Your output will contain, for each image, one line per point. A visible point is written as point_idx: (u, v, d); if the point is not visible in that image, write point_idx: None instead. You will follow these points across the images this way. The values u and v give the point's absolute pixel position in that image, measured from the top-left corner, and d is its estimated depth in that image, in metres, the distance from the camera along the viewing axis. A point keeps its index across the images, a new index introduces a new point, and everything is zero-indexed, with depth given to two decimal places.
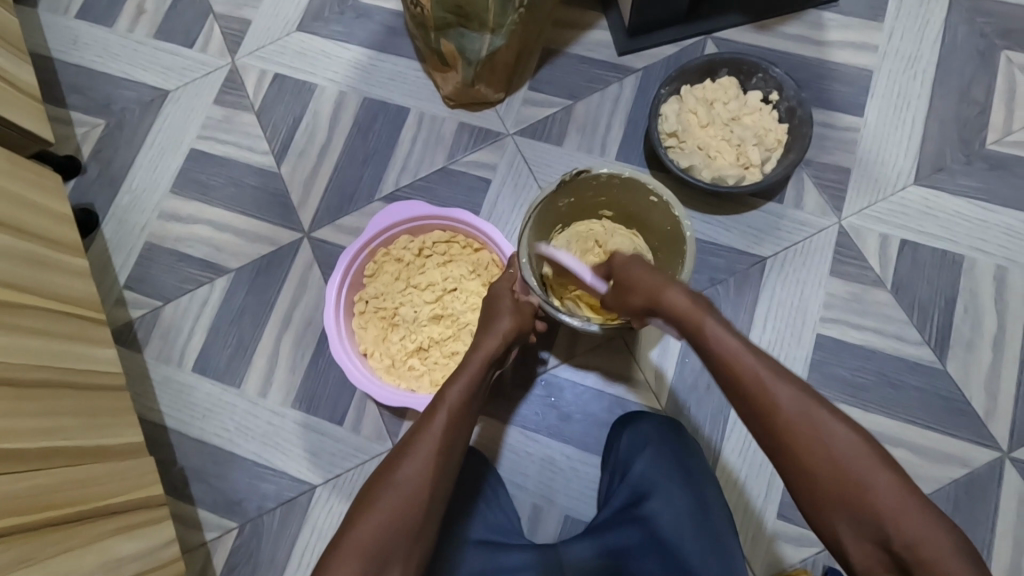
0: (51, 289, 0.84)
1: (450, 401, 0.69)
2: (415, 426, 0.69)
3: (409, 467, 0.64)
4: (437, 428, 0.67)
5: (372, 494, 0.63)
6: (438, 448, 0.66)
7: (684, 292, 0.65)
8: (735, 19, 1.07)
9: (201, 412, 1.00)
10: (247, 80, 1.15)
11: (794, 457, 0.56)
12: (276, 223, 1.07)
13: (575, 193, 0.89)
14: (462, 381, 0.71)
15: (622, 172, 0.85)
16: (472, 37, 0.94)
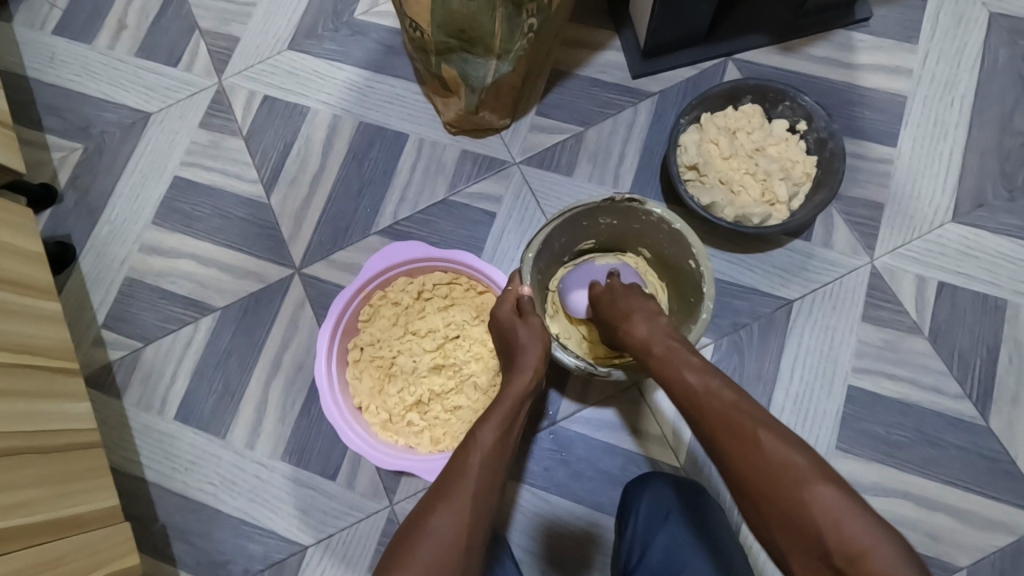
0: (23, 342, 0.76)
1: (485, 438, 0.63)
2: (449, 467, 0.62)
3: (445, 513, 0.56)
4: (474, 471, 0.60)
5: (408, 545, 0.55)
6: (474, 497, 0.58)
7: (645, 323, 0.70)
8: (758, 40, 0.99)
9: (183, 463, 0.93)
10: (235, 102, 1.07)
11: (773, 507, 0.53)
12: (265, 258, 1.00)
13: (624, 219, 0.84)
14: (496, 419, 0.65)
15: (673, 222, 0.79)
16: (475, 63, 0.87)
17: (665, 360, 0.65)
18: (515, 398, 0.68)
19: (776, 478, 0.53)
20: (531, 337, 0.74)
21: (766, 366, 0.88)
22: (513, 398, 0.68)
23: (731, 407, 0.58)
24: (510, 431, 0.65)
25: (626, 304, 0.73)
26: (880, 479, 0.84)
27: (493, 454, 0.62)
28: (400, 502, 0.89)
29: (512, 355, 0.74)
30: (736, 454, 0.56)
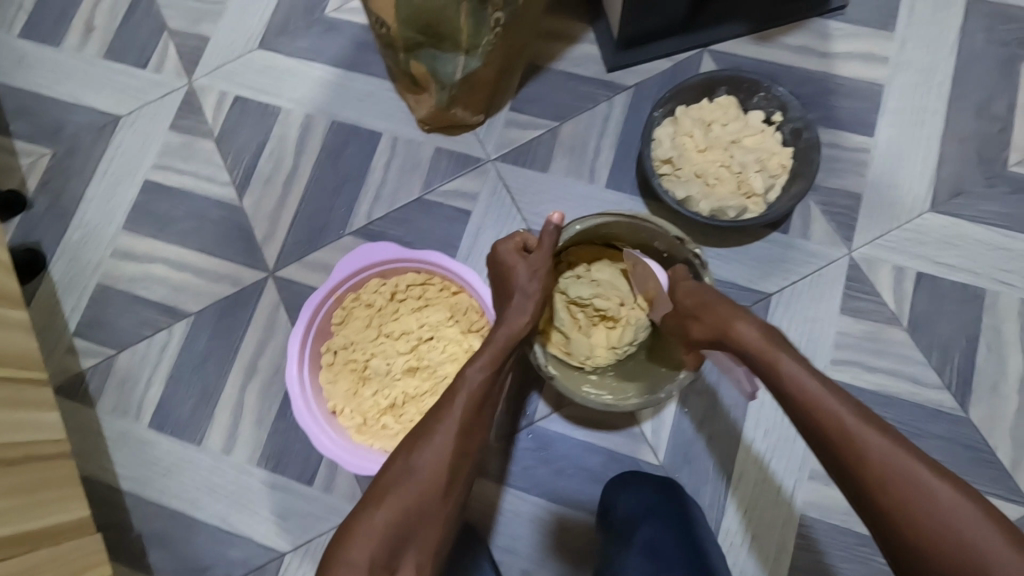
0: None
1: (473, 381, 0.67)
2: (437, 407, 0.67)
3: (428, 452, 0.63)
4: (458, 409, 0.65)
5: (390, 483, 0.62)
6: (457, 435, 0.64)
7: (754, 326, 0.65)
8: (734, 30, 0.98)
9: (159, 471, 0.92)
10: (206, 103, 1.06)
11: (908, 529, 0.53)
12: (239, 261, 0.99)
13: (672, 252, 0.81)
14: (483, 360, 0.69)
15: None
16: (444, 59, 0.85)
17: (808, 402, 0.59)
18: (505, 340, 0.70)
19: (900, 483, 0.53)
20: (528, 273, 0.74)
21: None
22: (507, 337, 0.71)
23: (890, 445, 0.55)
24: (498, 372, 0.69)
25: (740, 325, 0.66)
26: None
27: (477, 396, 0.66)
28: None
29: (514, 282, 0.74)
30: (893, 502, 0.53)
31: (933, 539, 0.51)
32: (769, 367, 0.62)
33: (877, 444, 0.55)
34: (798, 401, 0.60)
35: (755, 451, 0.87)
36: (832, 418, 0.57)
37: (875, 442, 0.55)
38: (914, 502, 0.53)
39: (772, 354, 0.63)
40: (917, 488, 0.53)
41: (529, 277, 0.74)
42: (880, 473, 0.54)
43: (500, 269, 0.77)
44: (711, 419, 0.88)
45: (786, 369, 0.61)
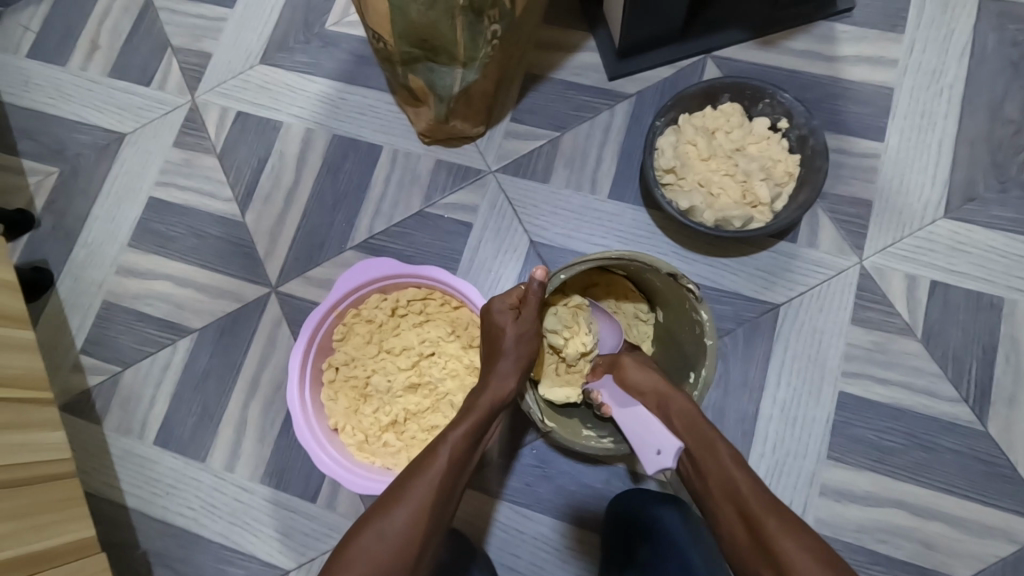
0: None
1: (451, 447, 0.65)
2: (411, 473, 0.64)
3: (395, 519, 0.60)
4: (435, 472, 0.63)
5: (353, 552, 0.59)
6: (431, 502, 0.62)
7: (687, 398, 0.69)
8: (736, 36, 0.97)
9: (163, 488, 0.92)
10: (208, 120, 1.07)
11: None
12: (241, 277, 0.99)
13: (673, 290, 0.77)
14: (465, 425, 0.67)
15: (709, 338, 0.73)
16: (442, 72, 0.84)
17: (720, 477, 0.62)
18: (487, 406, 0.69)
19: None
20: (515, 334, 0.72)
21: (752, 372, 0.85)
22: (490, 401, 0.69)
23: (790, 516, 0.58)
24: (477, 439, 0.67)
25: (677, 399, 0.68)
26: (875, 488, 0.81)
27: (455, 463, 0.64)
28: None
29: (502, 343, 0.72)
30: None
31: None
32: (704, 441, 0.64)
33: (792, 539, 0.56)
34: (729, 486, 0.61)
35: (761, 467, 0.83)
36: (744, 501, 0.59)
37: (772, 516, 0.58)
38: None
39: (704, 431, 0.64)
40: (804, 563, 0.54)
41: (518, 334, 0.71)
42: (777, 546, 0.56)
43: (490, 327, 0.74)
44: (718, 428, 0.84)
45: (709, 440, 0.64)
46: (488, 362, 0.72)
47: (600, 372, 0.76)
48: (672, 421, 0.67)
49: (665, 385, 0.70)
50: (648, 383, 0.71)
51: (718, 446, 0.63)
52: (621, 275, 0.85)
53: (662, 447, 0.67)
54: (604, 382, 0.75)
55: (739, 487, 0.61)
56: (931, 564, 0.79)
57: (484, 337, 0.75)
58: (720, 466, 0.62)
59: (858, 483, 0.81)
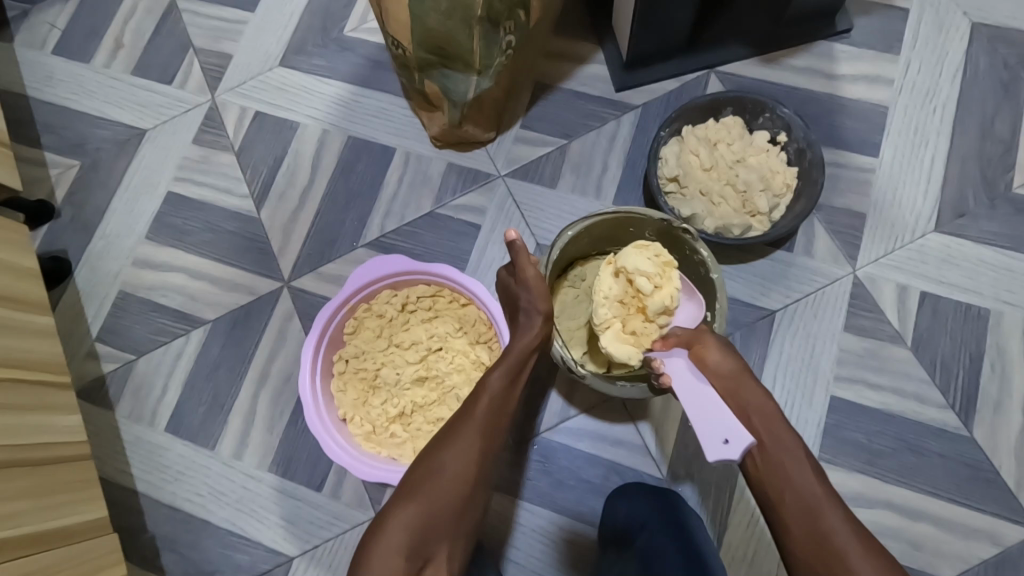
0: (13, 353, 0.78)
1: (494, 384, 0.70)
2: (461, 413, 0.69)
3: (455, 453, 0.65)
4: (481, 408, 0.68)
5: (413, 485, 0.64)
6: (482, 432, 0.67)
7: (766, 393, 0.67)
8: (738, 52, 1.01)
9: (172, 474, 0.94)
10: (228, 119, 1.10)
11: None
12: (254, 271, 1.02)
13: (670, 241, 0.81)
14: (505, 364, 0.72)
15: (715, 270, 0.77)
16: (456, 78, 0.88)
17: (799, 490, 0.61)
18: (523, 346, 0.73)
19: None
20: (531, 286, 0.75)
21: None
22: (524, 345, 0.73)
23: (863, 534, 0.58)
24: (518, 376, 0.72)
25: (756, 398, 0.66)
26: (865, 489, 0.84)
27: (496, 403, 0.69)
28: None
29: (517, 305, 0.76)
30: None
31: None
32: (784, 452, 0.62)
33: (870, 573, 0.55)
34: (806, 504, 0.60)
35: None
36: (827, 524, 0.58)
37: (845, 533, 0.58)
38: None
39: (783, 437, 0.63)
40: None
41: (525, 290, 0.75)
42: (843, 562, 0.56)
43: (508, 290, 0.79)
44: None
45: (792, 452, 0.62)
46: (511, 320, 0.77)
47: (671, 344, 0.71)
48: (750, 419, 0.65)
49: (746, 372, 0.67)
50: (724, 370, 0.67)
51: (800, 454, 0.62)
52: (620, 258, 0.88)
53: (728, 435, 0.64)
54: (674, 355, 0.70)
55: (823, 508, 0.59)
56: (919, 564, 0.82)
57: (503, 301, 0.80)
58: (800, 470, 0.61)
59: (849, 484, 0.84)
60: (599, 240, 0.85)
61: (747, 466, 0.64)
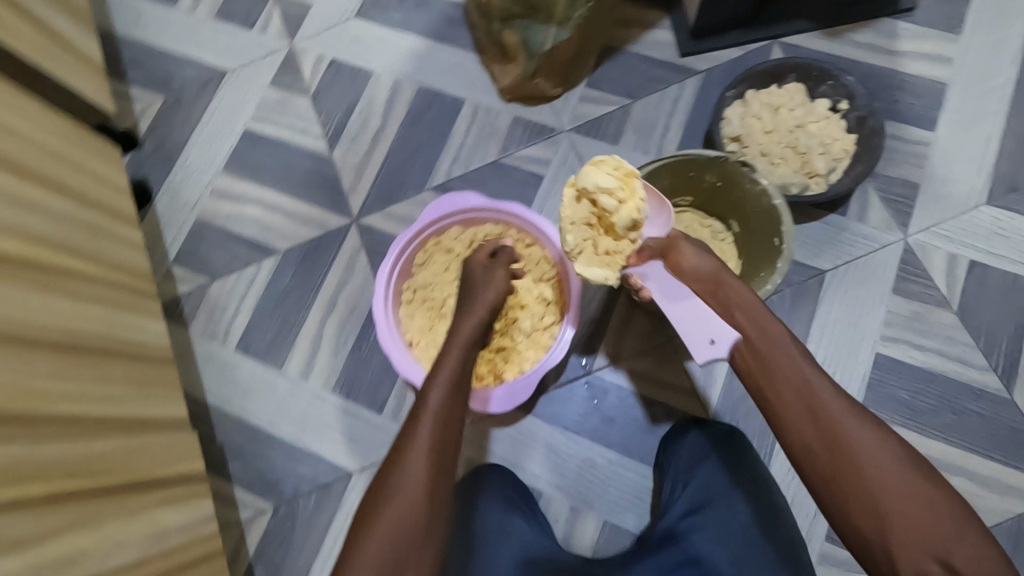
0: (95, 253, 0.83)
1: (438, 397, 0.67)
2: (403, 429, 0.65)
3: (411, 467, 0.61)
4: (428, 422, 0.64)
5: (374, 508, 0.59)
6: (435, 447, 0.63)
7: (750, 288, 0.69)
8: (802, 25, 1.04)
9: (242, 390, 1.00)
10: (304, 64, 1.15)
11: (847, 485, 0.56)
12: (325, 207, 1.07)
13: (728, 182, 0.80)
14: (442, 387, 0.69)
15: (776, 198, 0.75)
16: (537, 30, 0.93)
17: (784, 368, 0.62)
18: (458, 358, 0.73)
19: (885, 479, 0.55)
20: (491, 283, 0.81)
21: (797, 330, 0.92)
22: (455, 367, 0.72)
23: (864, 415, 0.59)
24: (458, 390, 0.69)
25: (737, 290, 0.68)
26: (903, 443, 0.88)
27: (437, 438, 0.63)
28: None
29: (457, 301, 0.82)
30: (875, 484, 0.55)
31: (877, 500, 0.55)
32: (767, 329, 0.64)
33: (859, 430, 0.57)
34: (788, 378, 0.61)
35: None
36: (812, 394, 0.60)
37: (838, 409, 0.59)
38: (882, 487, 0.55)
39: (768, 324, 0.65)
40: (880, 461, 0.56)
41: (480, 289, 0.81)
42: (849, 444, 0.56)
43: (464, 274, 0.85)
44: None
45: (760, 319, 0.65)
46: (470, 292, 0.82)
47: (644, 258, 0.72)
48: (734, 313, 0.66)
49: (724, 270, 0.69)
50: (702, 267, 0.70)
51: (786, 342, 0.63)
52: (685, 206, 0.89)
53: (715, 336, 0.67)
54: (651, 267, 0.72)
55: (807, 380, 0.61)
56: None
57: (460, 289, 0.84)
58: (789, 360, 0.62)
59: None
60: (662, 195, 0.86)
61: (738, 363, 0.65)
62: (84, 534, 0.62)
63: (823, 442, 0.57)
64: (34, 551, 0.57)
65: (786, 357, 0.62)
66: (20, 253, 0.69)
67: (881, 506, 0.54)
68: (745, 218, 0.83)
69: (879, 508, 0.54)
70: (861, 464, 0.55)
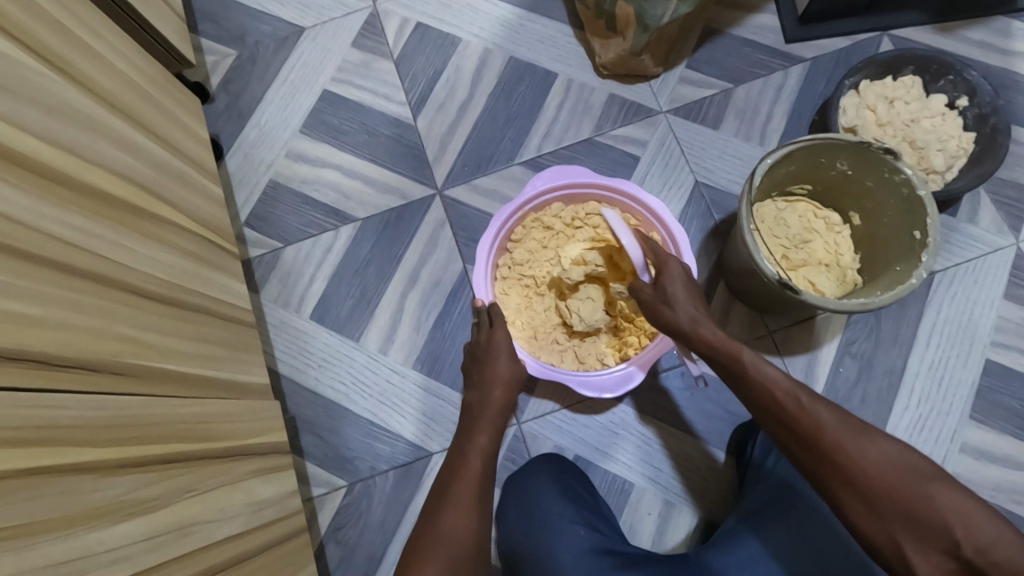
0: (188, 206, 0.78)
1: (477, 458, 0.75)
2: (451, 470, 0.74)
3: (450, 528, 0.67)
4: (469, 490, 0.71)
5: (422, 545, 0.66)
6: (471, 513, 0.69)
7: (716, 329, 0.72)
8: (914, 18, 1.01)
9: (317, 361, 0.96)
10: (388, 27, 1.09)
11: (876, 505, 0.58)
12: (409, 176, 1.02)
13: (860, 170, 0.79)
14: (481, 444, 0.76)
15: (920, 188, 0.73)
16: (656, 2, 0.87)
17: (767, 396, 0.66)
18: (491, 429, 0.78)
19: (905, 491, 0.58)
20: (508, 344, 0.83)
21: (903, 331, 0.90)
22: (486, 435, 0.77)
23: (844, 422, 0.62)
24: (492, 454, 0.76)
25: (707, 329, 0.72)
26: (1014, 452, 0.86)
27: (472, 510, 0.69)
28: (527, 421, 0.90)
29: (473, 373, 0.84)
30: (879, 492, 0.58)
31: (896, 505, 0.57)
32: (732, 359, 0.69)
33: (865, 447, 0.60)
34: (790, 412, 0.64)
35: (906, 419, 0.87)
36: (813, 420, 0.63)
37: (835, 425, 0.62)
38: (901, 494, 0.58)
39: (733, 349, 0.70)
40: (871, 461, 0.60)
41: (492, 360, 0.82)
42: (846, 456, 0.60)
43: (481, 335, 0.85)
44: (865, 378, 0.89)
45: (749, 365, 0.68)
46: (484, 366, 0.83)
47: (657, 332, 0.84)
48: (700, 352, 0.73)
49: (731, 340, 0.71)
50: (684, 308, 0.74)
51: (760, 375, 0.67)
52: (803, 194, 0.87)
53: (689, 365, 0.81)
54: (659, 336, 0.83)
55: (801, 408, 0.64)
56: None
57: (473, 348, 0.86)
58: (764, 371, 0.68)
59: (999, 445, 0.86)
60: (783, 182, 0.84)
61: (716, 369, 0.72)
62: (194, 503, 0.57)
63: (838, 472, 0.60)
64: (159, 513, 0.53)
65: (751, 378, 0.68)
66: (128, 197, 0.63)
67: (911, 509, 0.57)
68: (872, 208, 0.82)
69: (894, 511, 0.57)
70: (865, 476, 0.59)
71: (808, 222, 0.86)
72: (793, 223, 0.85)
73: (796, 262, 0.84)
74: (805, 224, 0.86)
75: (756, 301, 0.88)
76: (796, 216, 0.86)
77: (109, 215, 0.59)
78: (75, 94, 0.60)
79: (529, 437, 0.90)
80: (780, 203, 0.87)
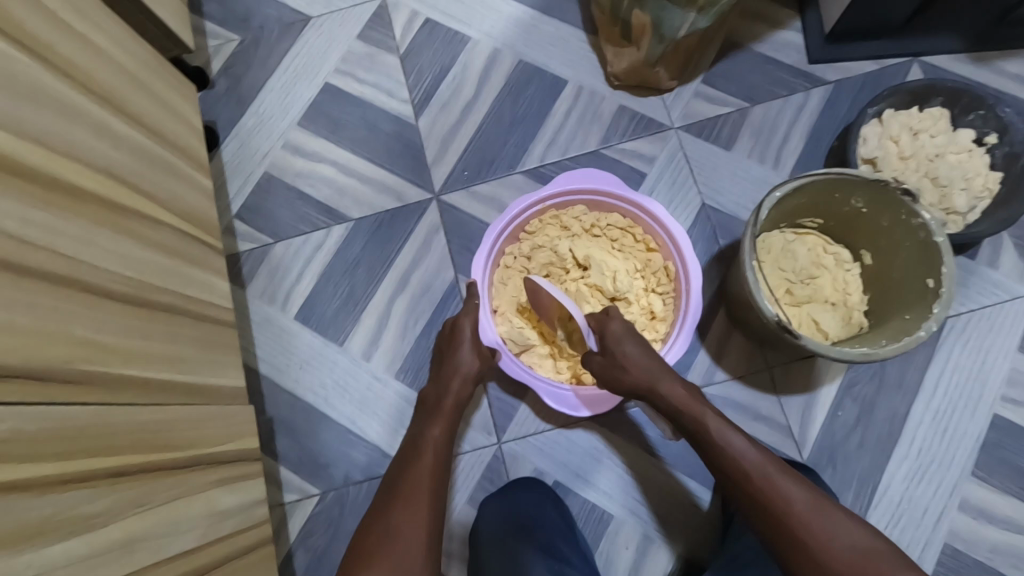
0: (170, 199, 0.75)
1: (434, 444, 0.71)
2: (403, 463, 0.70)
3: (401, 515, 0.63)
4: (424, 470, 0.67)
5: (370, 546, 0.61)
6: (425, 494, 0.65)
7: (681, 385, 0.70)
8: (947, 45, 0.97)
9: (298, 362, 0.93)
10: (396, 20, 1.05)
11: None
12: (406, 177, 0.99)
13: (876, 210, 0.74)
14: (440, 423, 0.73)
15: (936, 234, 0.68)
16: (673, 14, 0.82)
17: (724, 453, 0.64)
18: (452, 407, 0.75)
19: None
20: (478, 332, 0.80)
21: (909, 376, 0.86)
22: (450, 409, 0.74)
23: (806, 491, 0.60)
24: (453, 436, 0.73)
25: (670, 382, 0.70)
26: (1014, 514, 0.82)
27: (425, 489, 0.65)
28: (507, 440, 0.88)
29: (436, 365, 0.81)
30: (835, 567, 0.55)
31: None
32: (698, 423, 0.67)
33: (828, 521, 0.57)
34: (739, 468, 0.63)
35: (904, 469, 0.84)
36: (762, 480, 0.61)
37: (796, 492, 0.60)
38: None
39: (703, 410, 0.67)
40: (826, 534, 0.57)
41: (454, 351, 0.79)
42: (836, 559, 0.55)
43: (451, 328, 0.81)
44: (865, 424, 0.85)
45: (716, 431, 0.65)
46: (446, 356, 0.79)
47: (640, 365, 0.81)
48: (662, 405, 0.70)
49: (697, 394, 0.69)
50: (635, 357, 0.72)
51: (726, 431, 0.65)
52: (813, 228, 0.83)
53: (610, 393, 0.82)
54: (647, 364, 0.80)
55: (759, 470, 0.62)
56: None
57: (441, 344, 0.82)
58: (820, 514, 0.58)
59: (999, 505, 0.82)
60: (793, 214, 0.80)
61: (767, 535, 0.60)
62: (145, 517, 0.55)
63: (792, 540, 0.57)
64: (104, 529, 0.51)
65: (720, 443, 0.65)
66: (100, 191, 0.60)
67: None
68: (885, 250, 0.77)
69: None
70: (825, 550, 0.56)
71: (818, 259, 0.82)
72: (802, 257, 0.81)
73: (799, 298, 0.80)
74: (813, 262, 0.82)
75: (756, 336, 0.85)
76: (805, 252, 0.82)
77: (76, 210, 0.56)
78: (51, 80, 0.57)
79: (509, 458, 0.87)
80: (789, 234, 0.83)
